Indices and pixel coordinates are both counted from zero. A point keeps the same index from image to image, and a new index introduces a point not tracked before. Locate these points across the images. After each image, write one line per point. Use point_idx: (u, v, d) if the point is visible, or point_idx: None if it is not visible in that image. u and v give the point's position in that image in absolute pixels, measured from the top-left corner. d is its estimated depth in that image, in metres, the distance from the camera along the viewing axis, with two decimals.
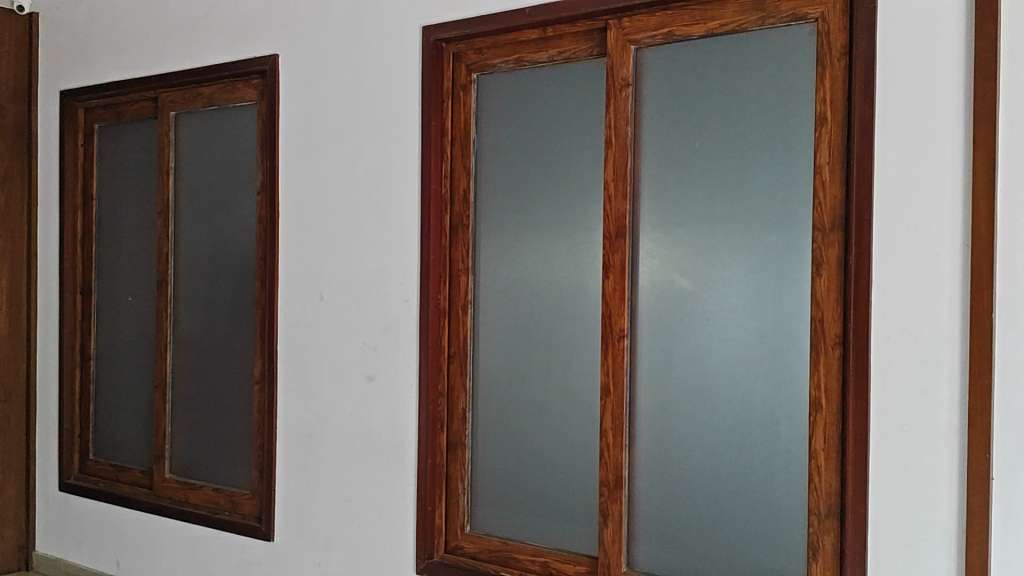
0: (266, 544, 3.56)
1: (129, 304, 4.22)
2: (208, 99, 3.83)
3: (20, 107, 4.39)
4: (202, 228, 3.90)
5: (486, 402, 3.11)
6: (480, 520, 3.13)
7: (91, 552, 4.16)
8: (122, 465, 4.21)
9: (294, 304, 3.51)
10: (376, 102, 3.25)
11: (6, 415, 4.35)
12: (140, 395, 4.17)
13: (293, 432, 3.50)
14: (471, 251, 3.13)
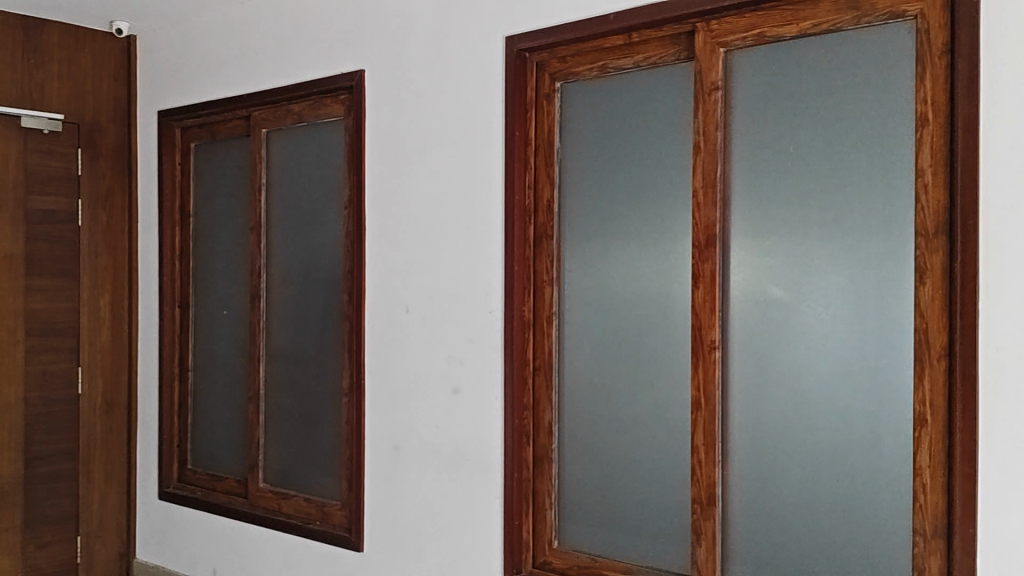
0: (356, 555, 3.58)
1: (224, 317, 4.32)
2: (298, 116, 3.89)
3: (120, 128, 4.56)
4: (292, 243, 3.96)
5: (572, 414, 3.07)
6: (568, 536, 3.08)
7: (189, 559, 4.27)
8: (218, 475, 4.30)
9: (381, 316, 3.53)
10: (461, 114, 3.25)
11: (109, 425, 4.51)
12: (234, 406, 4.26)
13: (381, 443, 3.52)
14: (555, 261, 3.09)
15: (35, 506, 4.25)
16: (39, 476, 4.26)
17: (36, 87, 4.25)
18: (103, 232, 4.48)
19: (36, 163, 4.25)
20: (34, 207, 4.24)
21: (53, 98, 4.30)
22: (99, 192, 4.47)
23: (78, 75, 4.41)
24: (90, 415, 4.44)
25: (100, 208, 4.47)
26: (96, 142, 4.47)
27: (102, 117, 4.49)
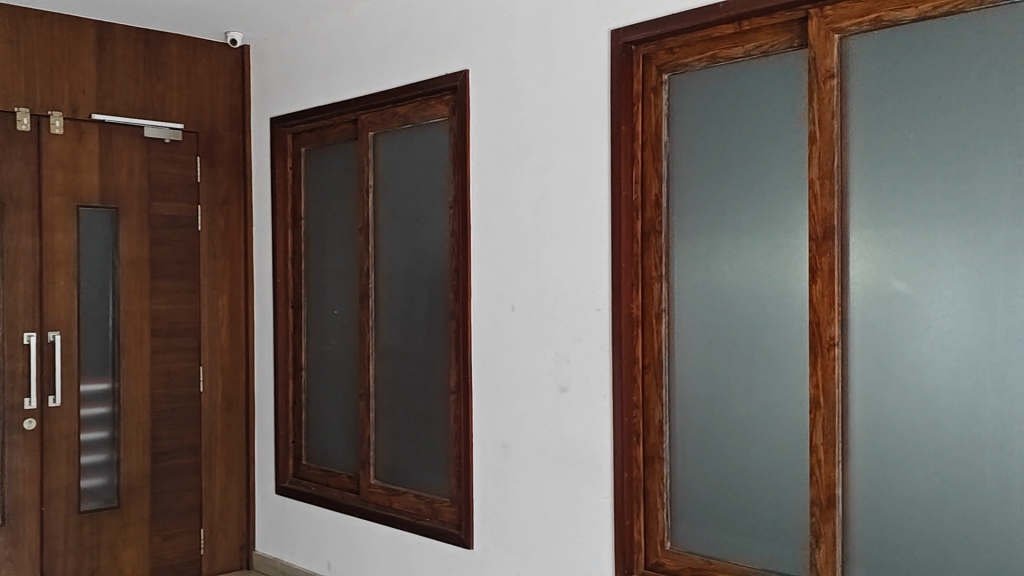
0: (467, 552, 3.61)
1: (335, 317, 4.40)
2: (404, 117, 3.93)
3: (236, 134, 4.72)
4: (399, 242, 4.01)
5: (683, 413, 3.02)
6: (681, 536, 3.03)
7: (306, 553, 4.39)
8: (332, 471, 4.39)
9: (488, 315, 3.55)
10: (566, 110, 3.23)
11: (228, 422, 4.68)
12: (345, 404, 4.34)
13: (490, 442, 3.54)
14: (664, 257, 3.04)
15: (161, 499, 4.44)
16: (165, 471, 4.45)
17: (158, 99, 4.44)
18: (221, 236, 4.66)
19: (159, 171, 4.44)
20: (157, 213, 4.44)
21: (173, 109, 4.49)
22: (217, 198, 4.65)
23: (196, 85, 4.58)
24: (211, 412, 4.62)
25: (217, 212, 4.65)
26: (214, 150, 4.64)
27: (219, 125, 4.66)
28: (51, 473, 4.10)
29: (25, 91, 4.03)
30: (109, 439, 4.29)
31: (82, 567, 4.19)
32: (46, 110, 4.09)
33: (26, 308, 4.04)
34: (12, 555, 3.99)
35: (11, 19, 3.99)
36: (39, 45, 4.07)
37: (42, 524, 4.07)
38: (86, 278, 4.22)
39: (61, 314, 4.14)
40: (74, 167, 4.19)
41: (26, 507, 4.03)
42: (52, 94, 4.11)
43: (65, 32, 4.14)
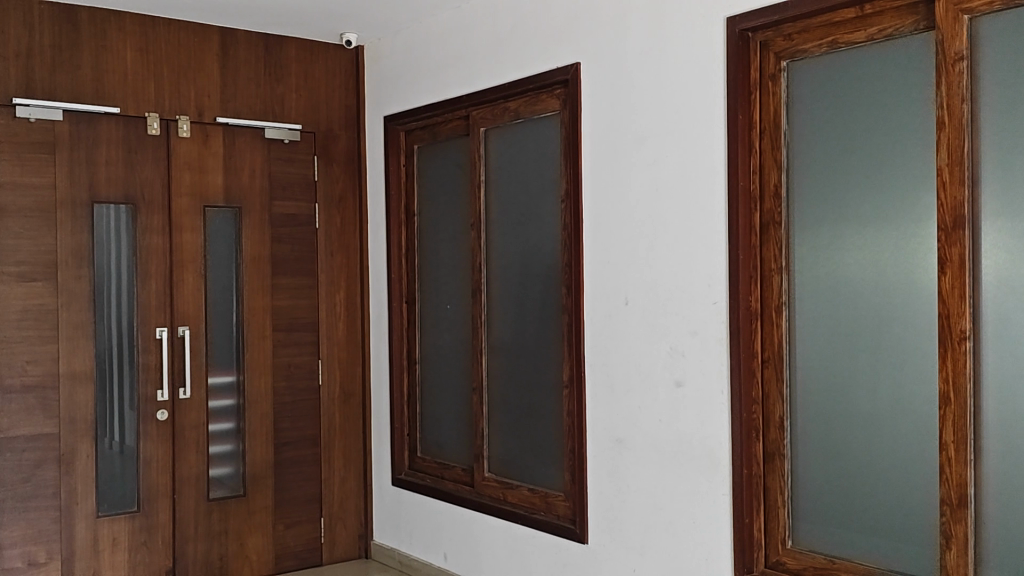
0: (582, 546, 3.60)
1: (448, 311, 4.45)
2: (515, 112, 3.94)
3: (351, 134, 4.83)
4: (510, 237, 4.02)
5: (805, 408, 2.93)
6: (803, 535, 2.95)
7: (422, 544, 4.47)
8: (446, 463, 4.45)
9: (600, 309, 3.53)
10: (680, 100, 3.18)
11: (346, 414, 4.81)
12: (458, 398, 4.39)
13: (604, 437, 3.52)
14: (784, 249, 2.96)
15: (284, 488, 4.60)
16: (287, 461, 4.61)
17: (277, 101, 4.59)
18: (337, 233, 4.78)
19: (279, 170, 4.59)
20: (277, 212, 4.59)
21: (292, 110, 4.63)
22: (333, 196, 4.77)
23: (314, 87, 4.71)
24: (329, 404, 4.75)
25: (334, 210, 4.77)
26: (330, 149, 4.76)
27: (335, 125, 4.78)
28: (182, 462, 4.30)
29: (154, 96, 4.23)
30: (235, 430, 4.46)
31: (211, 552, 4.37)
32: (173, 114, 4.29)
33: (158, 304, 4.24)
34: (147, 539, 4.20)
35: (141, 28, 4.19)
36: (166, 53, 4.26)
37: (174, 510, 4.27)
38: (212, 275, 4.40)
39: (190, 309, 4.32)
40: (200, 168, 4.37)
41: (160, 493, 4.23)
42: (179, 99, 4.30)
43: (190, 39, 4.32)
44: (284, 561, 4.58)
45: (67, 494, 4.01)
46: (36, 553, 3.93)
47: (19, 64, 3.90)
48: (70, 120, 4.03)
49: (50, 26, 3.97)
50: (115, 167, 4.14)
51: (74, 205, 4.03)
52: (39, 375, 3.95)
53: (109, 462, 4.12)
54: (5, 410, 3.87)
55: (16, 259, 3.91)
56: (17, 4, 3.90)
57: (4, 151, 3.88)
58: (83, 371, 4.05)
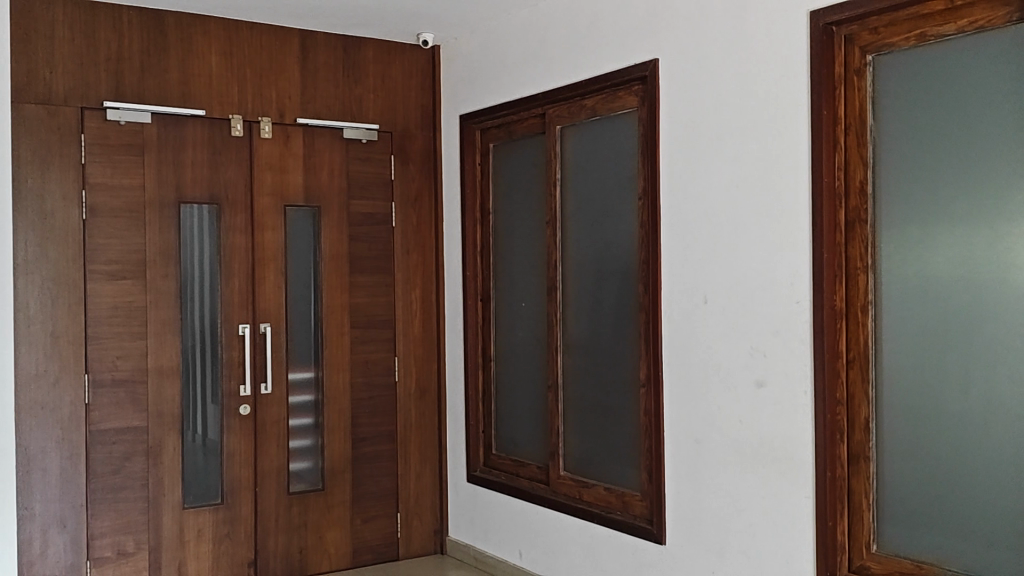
0: (659, 547, 3.57)
1: (523, 309, 4.46)
2: (592, 110, 3.92)
3: (427, 133, 4.87)
4: (587, 235, 4.00)
5: (892, 410, 2.85)
6: (888, 538, 2.87)
7: (497, 541, 4.49)
8: (521, 461, 4.46)
9: (679, 307, 3.50)
10: (763, 94, 3.12)
11: (422, 411, 4.86)
12: (533, 396, 4.39)
13: (682, 437, 3.49)
14: (870, 247, 2.88)
15: (362, 483, 4.66)
16: (364, 456, 4.67)
17: (355, 101, 4.65)
18: (413, 231, 4.83)
19: (357, 170, 4.65)
20: (355, 211, 4.65)
21: (370, 110, 4.69)
22: (410, 195, 4.82)
23: (391, 87, 4.76)
24: (406, 401, 4.81)
25: (410, 209, 4.82)
26: (406, 148, 4.81)
27: (411, 124, 4.83)
28: (263, 456, 4.39)
29: (238, 98, 4.33)
30: (313, 425, 4.54)
31: (292, 545, 4.46)
32: (256, 116, 4.38)
33: (240, 302, 4.34)
34: (230, 531, 4.30)
35: (225, 32, 4.29)
36: (249, 56, 4.36)
37: (256, 503, 4.37)
38: (292, 273, 4.49)
39: (271, 307, 4.42)
40: (281, 168, 4.45)
41: (242, 486, 4.34)
42: (261, 100, 4.39)
43: (272, 42, 4.41)
44: (361, 555, 4.65)
45: (155, 486, 4.13)
46: (125, 543, 4.06)
47: (109, 68, 4.04)
48: (158, 122, 4.15)
49: (138, 31, 4.10)
50: (200, 168, 4.25)
51: (161, 205, 4.15)
52: (128, 369, 4.09)
53: (193, 455, 4.23)
54: (96, 403, 4.01)
55: (106, 257, 4.04)
56: (108, 10, 4.03)
57: (96, 153, 4.02)
58: (169, 366, 4.17)
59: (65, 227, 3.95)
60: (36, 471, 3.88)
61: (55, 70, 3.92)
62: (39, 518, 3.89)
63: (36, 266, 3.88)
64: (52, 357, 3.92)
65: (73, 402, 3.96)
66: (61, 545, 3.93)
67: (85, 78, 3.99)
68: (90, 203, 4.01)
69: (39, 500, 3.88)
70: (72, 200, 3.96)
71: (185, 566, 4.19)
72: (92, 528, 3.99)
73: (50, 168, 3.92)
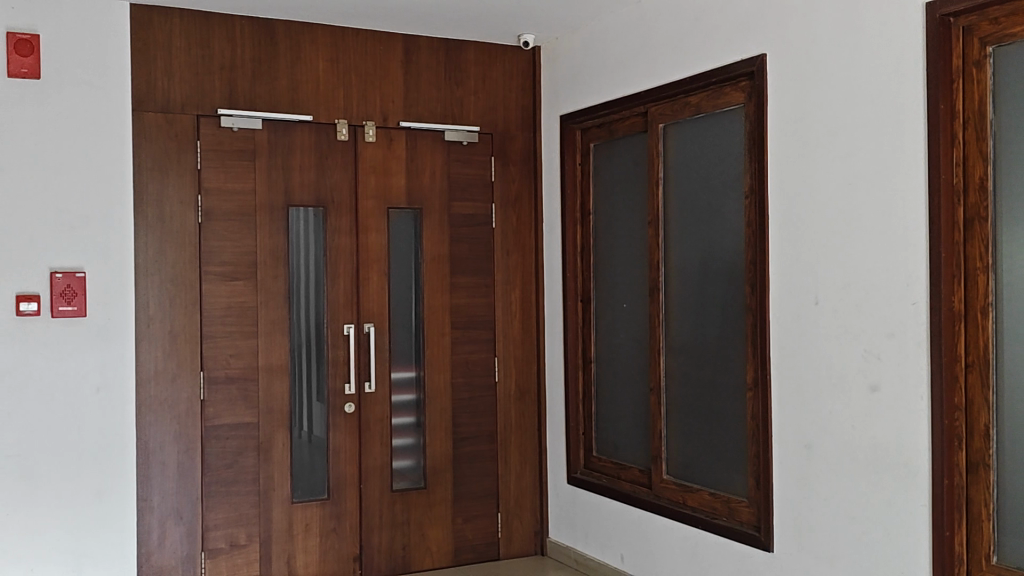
0: (766, 555, 3.49)
1: (624, 311, 4.42)
2: (696, 107, 3.86)
3: (527, 134, 4.89)
4: (691, 235, 3.94)
5: (1014, 417, 2.70)
6: (1010, 551, 2.73)
7: (598, 544, 4.47)
8: (623, 464, 4.42)
9: (788, 308, 3.41)
10: (876, 89, 3.01)
11: (522, 411, 4.87)
12: (635, 397, 4.35)
13: (791, 441, 3.40)
14: (991, 246, 2.74)
15: (463, 482, 4.71)
16: (465, 456, 4.71)
17: (457, 103, 4.70)
18: (513, 232, 4.85)
19: (458, 172, 4.70)
20: (457, 212, 4.70)
21: (471, 112, 4.73)
22: (510, 196, 4.84)
23: (492, 88, 4.80)
24: (506, 401, 4.83)
25: (510, 210, 4.84)
26: (507, 149, 4.83)
27: (512, 126, 4.85)
28: (368, 454, 4.48)
29: (343, 103, 4.43)
30: (415, 424, 4.61)
31: (395, 542, 4.53)
32: (361, 120, 4.47)
33: (346, 303, 4.44)
34: (336, 526, 4.40)
35: (332, 38, 4.40)
36: (355, 61, 4.45)
37: (360, 499, 4.46)
38: (395, 274, 4.56)
39: (375, 307, 4.50)
40: (385, 171, 4.53)
41: (348, 483, 4.43)
42: (366, 105, 4.48)
43: (377, 47, 4.50)
44: (462, 553, 4.69)
45: (265, 481, 4.26)
46: (237, 535, 4.20)
47: (223, 77, 4.19)
48: (268, 128, 4.28)
49: (249, 40, 4.24)
50: (308, 172, 4.36)
51: (271, 209, 4.28)
52: (240, 367, 4.22)
53: (301, 451, 4.35)
54: (211, 400, 4.16)
55: (220, 259, 4.19)
56: (221, 21, 4.18)
57: (210, 158, 4.16)
58: (278, 364, 4.29)
59: (181, 230, 4.10)
60: (155, 464, 4.04)
61: (172, 79, 4.08)
62: (157, 510, 4.04)
63: (155, 267, 4.05)
64: (169, 355, 4.08)
65: (189, 399, 4.11)
66: (177, 536, 4.08)
67: (200, 86, 4.14)
68: (205, 207, 4.16)
69: (157, 492, 4.04)
70: (188, 204, 4.12)
71: (294, 560, 4.31)
72: (206, 521, 4.14)
73: (168, 173, 4.08)
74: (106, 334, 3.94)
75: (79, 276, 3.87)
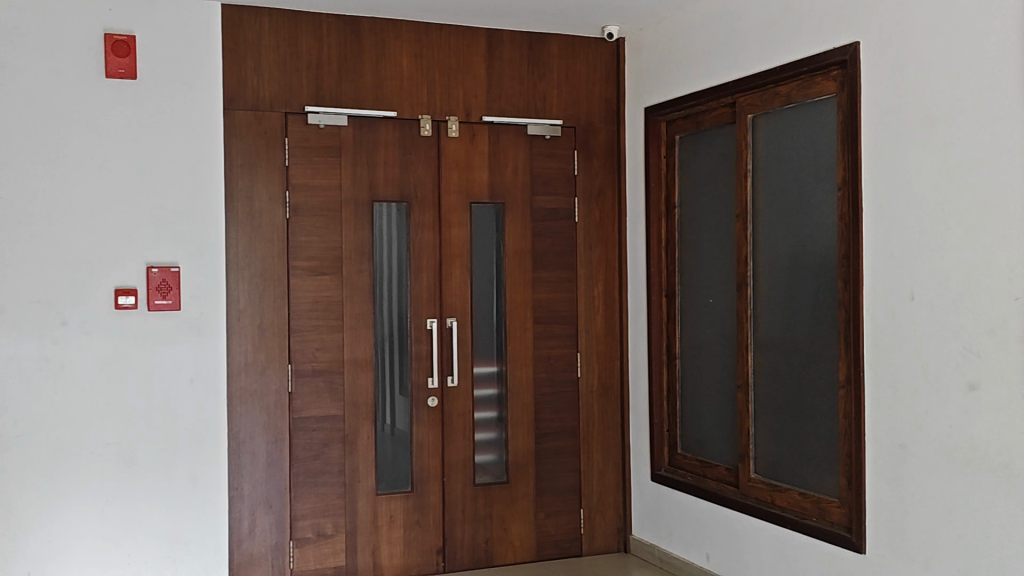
0: (858, 557, 3.38)
1: (710, 306, 4.34)
2: (785, 97, 3.76)
3: (610, 127, 4.84)
4: (781, 228, 3.84)
5: None
6: None
7: (683, 542, 4.40)
8: (709, 461, 4.35)
9: (882, 304, 3.29)
10: (976, 76, 2.88)
11: (605, 407, 4.84)
12: (721, 394, 4.27)
13: (885, 441, 3.29)
14: None
15: (545, 478, 4.69)
16: (548, 451, 4.70)
17: (540, 97, 4.68)
18: (597, 227, 4.81)
19: (541, 166, 4.68)
20: (539, 206, 4.69)
21: (554, 105, 4.71)
22: (593, 190, 4.81)
23: (575, 81, 4.76)
24: (589, 397, 4.80)
25: (594, 204, 4.81)
26: (590, 143, 4.79)
27: (596, 119, 4.81)
28: (450, 447, 4.50)
29: (427, 99, 4.46)
30: (497, 418, 4.62)
31: (478, 536, 4.55)
32: (444, 116, 4.50)
33: (429, 297, 4.47)
34: (420, 518, 4.44)
35: (416, 34, 4.43)
36: (439, 56, 4.48)
37: (444, 493, 4.49)
38: (477, 269, 4.58)
39: (458, 302, 4.52)
40: (468, 166, 4.54)
41: (431, 476, 4.47)
42: (449, 100, 4.50)
43: (460, 42, 4.51)
44: (546, 549, 4.68)
45: (351, 472, 4.32)
46: (324, 525, 4.27)
47: (310, 74, 4.26)
48: (354, 124, 4.34)
49: (336, 37, 4.30)
50: (393, 167, 4.41)
51: (356, 204, 4.34)
52: (327, 360, 4.29)
53: (385, 444, 4.40)
54: (299, 392, 4.24)
55: (307, 254, 4.26)
56: (309, 19, 4.25)
57: (299, 155, 4.24)
58: (364, 358, 4.35)
59: (271, 226, 4.19)
60: (245, 454, 4.14)
61: (262, 77, 4.17)
62: (248, 498, 4.14)
63: (246, 262, 4.15)
64: (258, 347, 4.17)
65: (278, 390, 4.20)
66: (268, 525, 4.17)
67: (288, 84, 4.22)
68: (293, 203, 4.23)
69: (248, 481, 4.15)
70: (276, 201, 4.20)
71: (379, 551, 4.36)
72: (295, 510, 4.22)
73: (257, 170, 4.17)
74: (199, 326, 4.05)
75: (174, 271, 3.98)
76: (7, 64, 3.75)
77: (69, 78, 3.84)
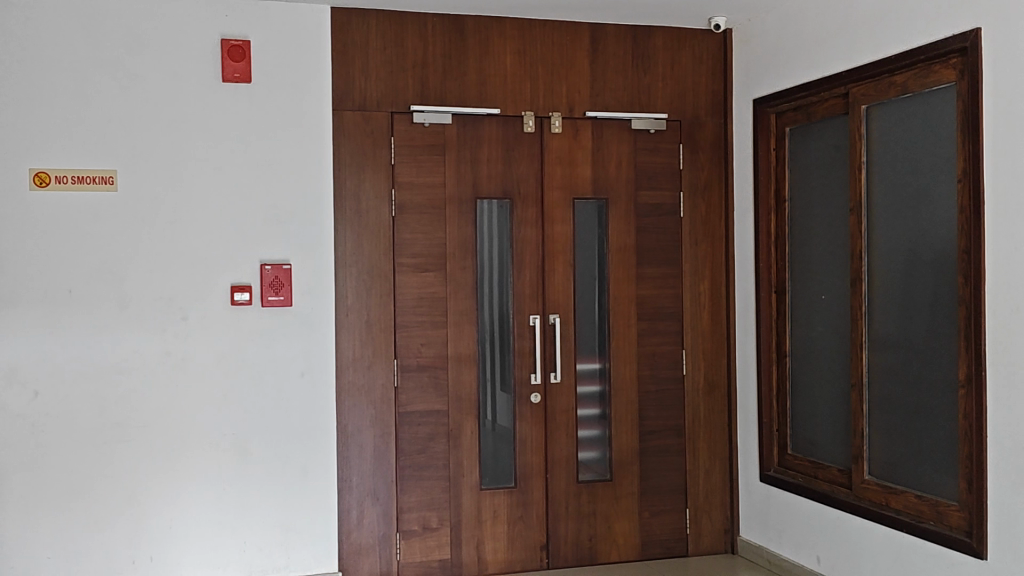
0: (979, 563, 3.22)
1: (822, 303, 4.21)
2: (902, 87, 3.61)
3: (717, 120, 4.75)
4: (897, 222, 3.69)
5: None
6: None
7: (793, 545, 4.29)
8: (820, 463, 4.22)
9: (1005, 300, 3.13)
10: None
11: (711, 406, 4.75)
12: (834, 394, 4.14)
13: (1008, 444, 3.12)
14: None
15: (650, 476, 4.64)
16: (652, 449, 4.64)
17: (644, 91, 4.63)
18: (702, 222, 4.73)
19: (645, 161, 4.63)
20: (643, 202, 4.63)
21: (658, 99, 4.65)
22: (699, 184, 4.72)
23: (680, 75, 4.69)
24: (694, 394, 4.72)
25: (699, 199, 4.72)
26: (696, 137, 4.71)
27: (701, 112, 4.73)
28: (554, 443, 4.50)
29: (530, 95, 4.47)
30: (600, 416, 4.59)
31: (582, 533, 4.54)
32: (547, 112, 4.49)
33: (531, 293, 4.48)
34: (523, 514, 4.46)
35: (519, 31, 4.44)
36: (542, 53, 4.48)
37: (547, 489, 4.49)
38: (580, 265, 4.56)
39: (561, 298, 4.52)
40: (571, 163, 4.53)
41: (534, 472, 4.47)
42: (553, 96, 4.50)
43: (563, 37, 4.50)
44: (650, 548, 4.63)
45: (455, 467, 4.37)
46: (429, 518, 4.33)
47: (415, 73, 4.31)
48: (457, 122, 4.38)
49: (440, 37, 4.35)
50: (496, 164, 4.43)
51: (460, 202, 4.38)
52: (432, 355, 4.35)
53: (488, 439, 4.43)
54: (404, 387, 4.31)
55: (413, 251, 4.32)
56: (414, 19, 4.31)
57: (404, 153, 4.30)
58: (468, 353, 4.39)
59: (377, 224, 4.27)
60: (354, 447, 4.23)
61: (369, 78, 4.25)
62: (357, 490, 4.24)
63: (353, 259, 4.23)
64: (365, 343, 4.25)
65: (384, 385, 4.28)
66: (375, 517, 4.26)
67: (394, 83, 4.29)
68: (399, 201, 4.30)
69: (356, 474, 4.24)
70: (383, 199, 4.27)
71: (483, 546, 4.40)
72: (402, 502, 4.29)
73: (365, 169, 4.25)
74: (310, 322, 4.16)
75: (285, 268, 4.10)
76: (131, 72, 3.93)
77: (187, 83, 4.00)
